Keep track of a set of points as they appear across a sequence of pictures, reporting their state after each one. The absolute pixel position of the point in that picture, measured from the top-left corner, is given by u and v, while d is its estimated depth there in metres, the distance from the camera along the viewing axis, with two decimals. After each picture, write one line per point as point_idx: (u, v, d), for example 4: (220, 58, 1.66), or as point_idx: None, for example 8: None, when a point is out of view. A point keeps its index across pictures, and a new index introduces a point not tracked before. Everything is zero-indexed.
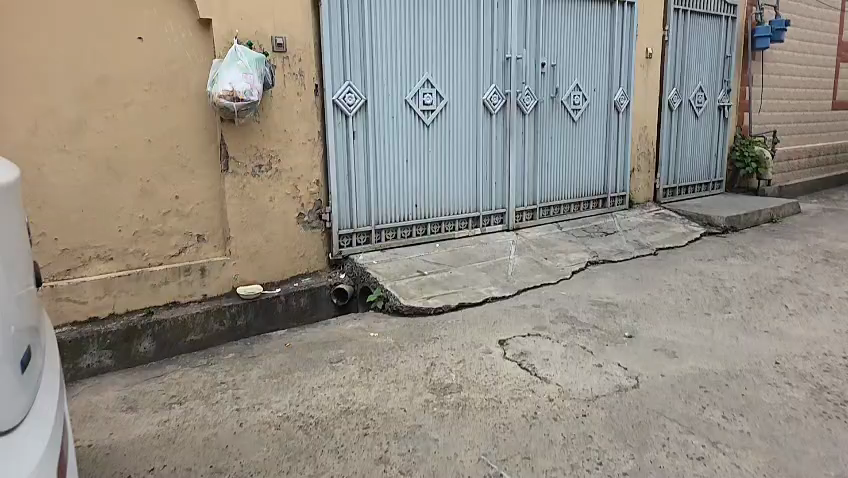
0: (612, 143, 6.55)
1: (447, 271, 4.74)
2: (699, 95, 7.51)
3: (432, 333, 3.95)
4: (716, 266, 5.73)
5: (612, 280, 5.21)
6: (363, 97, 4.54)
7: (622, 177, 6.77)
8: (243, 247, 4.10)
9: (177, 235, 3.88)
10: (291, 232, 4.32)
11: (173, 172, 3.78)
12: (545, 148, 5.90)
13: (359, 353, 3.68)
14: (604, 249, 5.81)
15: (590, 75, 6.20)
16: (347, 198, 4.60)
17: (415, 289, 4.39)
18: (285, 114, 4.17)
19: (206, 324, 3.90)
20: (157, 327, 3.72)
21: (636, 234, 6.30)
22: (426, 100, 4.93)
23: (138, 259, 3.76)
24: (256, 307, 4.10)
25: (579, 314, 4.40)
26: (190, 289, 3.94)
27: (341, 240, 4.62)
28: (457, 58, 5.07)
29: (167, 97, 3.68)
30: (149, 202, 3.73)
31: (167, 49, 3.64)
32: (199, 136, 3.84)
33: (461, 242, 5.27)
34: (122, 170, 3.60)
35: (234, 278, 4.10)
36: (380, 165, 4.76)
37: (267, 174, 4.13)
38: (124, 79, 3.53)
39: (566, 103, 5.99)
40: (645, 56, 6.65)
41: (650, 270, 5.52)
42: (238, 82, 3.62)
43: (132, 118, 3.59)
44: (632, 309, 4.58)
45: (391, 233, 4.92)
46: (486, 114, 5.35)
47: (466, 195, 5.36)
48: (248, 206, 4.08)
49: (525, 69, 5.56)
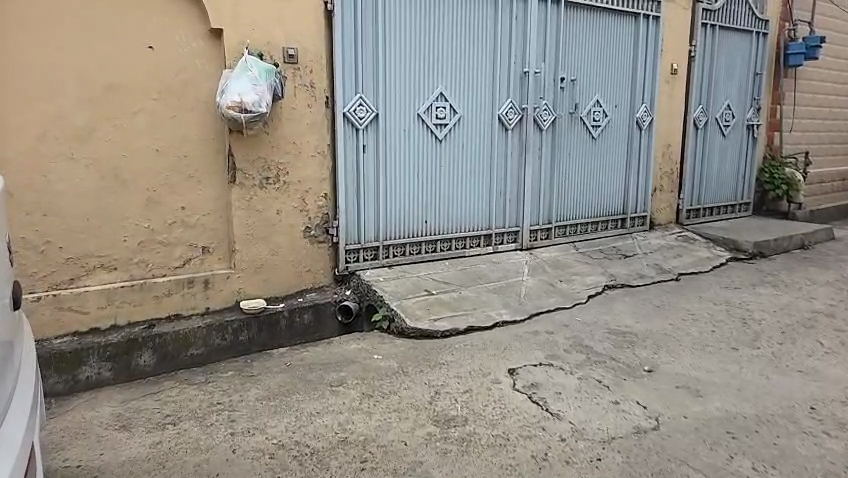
0: (633, 162, 6.33)
1: (456, 291, 4.57)
2: (727, 113, 7.23)
3: (438, 358, 3.77)
4: (742, 295, 5.44)
5: (631, 306, 4.97)
6: (374, 110, 4.43)
7: (643, 197, 6.52)
8: (248, 260, 3.99)
9: (182, 246, 3.76)
10: (297, 246, 4.21)
11: (180, 181, 3.69)
12: (562, 166, 5.71)
13: (361, 377, 3.48)
14: (623, 273, 5.58)
15: (612, 91, 6.00)
16: (355, 213, 4.48)
17: (423, 310, 4.23)
18: (296, 124, 4.07)
19: (209, 338, 3.75)
20: (158, 340, 3.58)
21: (657, 257, 6.04)
22: (439, 114, 4.80)
23: (142, 270, 3.65)
24: (259, 322, 3.95)
25: (595, 343, 4.19)
26: (193, 301, 3.82)
27: (348, 255, 4.50)
28: (473, 71, 4.93)
29: (177, 106, 3.61)
30: (155, 212, 3.64)
31: (179, 57, 3.57)
32: (208, 145, 3.75)
33: (473, 260, 5.10)
34: (129, 179, 3.53)
35: (238, 292, 3.98)
36: (390, 180, 4.64)
37: (275, 186, 4.03)
38: (134, 87, 3.47)
39: (586, 119, 5.79)
40: (671, 72, 6.42)
41: (672, 297, 5.26)
42: (246, 92, 3.54)
43: (140, 126, 3.52)
44: (652, 341, 4.34)
45: (399, 250, 4.78)
46: (501, 129, 5.20)
47: (479, 212, 5.20)
48: (255, 218, 3.98)
49: (544, 83, 5.39)
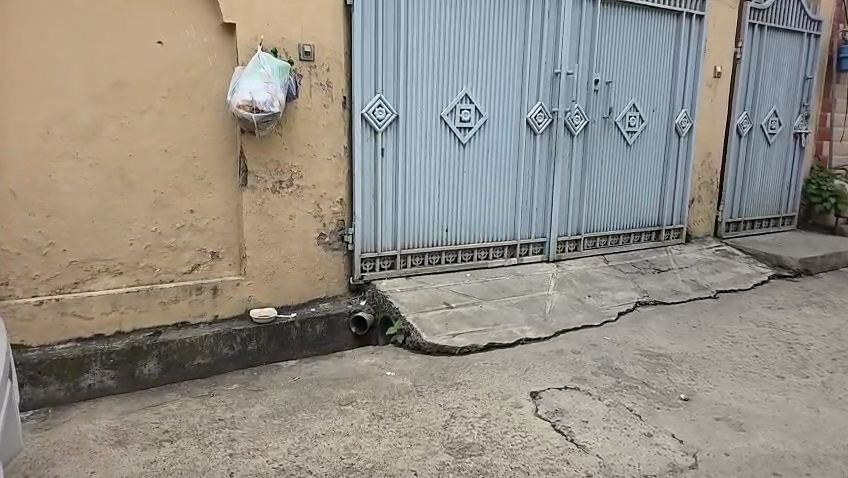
0: (670, 170, 5.97)
1: (477, 304, 4.31)
2: (773, 120, 6.79)
3: (455, 377, 3.49)
4: (788, 316, 5.01)
5: (664, 325, 4.62)
6: (394, 111, 4.24)
7: (679, 208, 6.15)
8: (259, 267, 3.86)
9: (191, 251, 3.65)
10: (310, 253, 4.05)
11: (189, 183, 3.59)
12: (593, 173, 5.40)
13: (372, 396, 3.21)
14: (656, 289, 5.23)
15: (650, 95, 5.66)
16: (371, 220, 4.29)
17: (441, 324, 3.98)
18: (311, 126, 3.92)
19: (216, 347, 3.62)
20: (163, 348, 3.45)
21: (694, 272, 5.67)
22: (463, 116, 4.58)
23: (149, 275, 3.54)
24: (269, 332, 3.80)
25: (626, 366, 3.87)
26: (201, 308, 3.69)
27: (363, 264, 4.31)
28: (501, 72, 4.69)
29: (187, 106, 3.50)
30: (163, 215, 3.53)
31: (190, 55, 3.47)
32: (218, 147, 3.64)
33: (495, 272, 4.84)
34: (137, 180, 3.42)
35: (248, 300, 3.84)
36: (410, 186, 4.43)
37: (288, 190, 3.89)
38: (144, 86, 3.37)
39: (621, 124, 5.47)
40: (713, 75, 6.03)
41: (709, 317, 4.89)
42: (258, 92, 3.40)
43: (149, 126, 3.41)
44: (688, 365, 3.99)
45: (418, 259, 4.57)
46: (529, 133, 4.93)
47: (503, 221, 4.94)
48: (266, 224, 3.84)
49: (577, 85, 5.10)
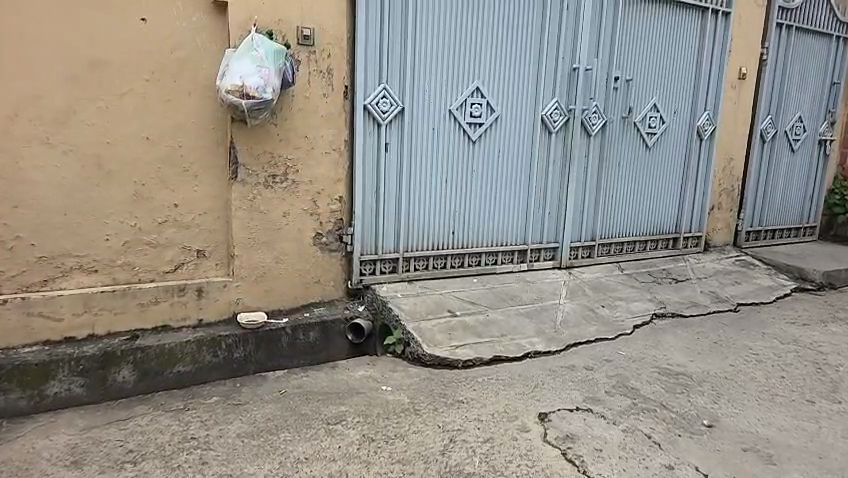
0: (690, 175, 5.64)
1: (483, 314, 3.99)
2: (798, 125, 6.44)
3: (456, 394, 3.14)
4: (814, 334, 4.58)
5: (683, 341, 4.21)
6: (399, 103, 3.93)
7: (699, 215, 5.82)
8: (249, 267, 3.58)
9: (174, 249, 3.39)
10: (305, 254, 3.76)
11: (173, 175, 3.32)
12: (610, 176, 5.08)
13: (364, 414, 2.88)
14: (674, 300, 4.88)
15: (671, 95, 5.34)
16: (372, 219, 4.00)
17: (444, 334, 3.66)
18: (308, 116, 3.62)
19: (198, 354, 3.33)
20: (139, 354, 3.17)
21: (713, 283, 5.32)
22: (474, 111, 4.27)
23: (127, 274, 3.29)
24: (257, 338, 3.51)
25: (643, 385, 3.46)
26: (184, 312, 3.43)
27: (363, 267, 4.02)
28: (515, 65, 4.37)
29: (173, 90, 3.23)
30: (143, 209, 3.28)
31: (176, 35, 3.19)
32: (206, 136, 3.37)
33: (503, 279, 4.53)
34: (115, 170, 3.17)
35: (236, 303, 3.58)
36: (415, 184, 4.13)
37: (283, 186, 3.60)
38: (124, 66, 3.10)
39: (640, 124, 5.15)
40: (739, 76, 5.69)
41: (730, 332, 4.47)
42: (250, 76, 3.11)
43: (129, 111, 3.15)
44: (710, 386, 3.57)
45: (421, 263, 4.26)
46: (544, 131, 4.62)
47: (514, 224, 4.63)
48: (258, 221, 3.56)
49: (595, 82, 4.78)
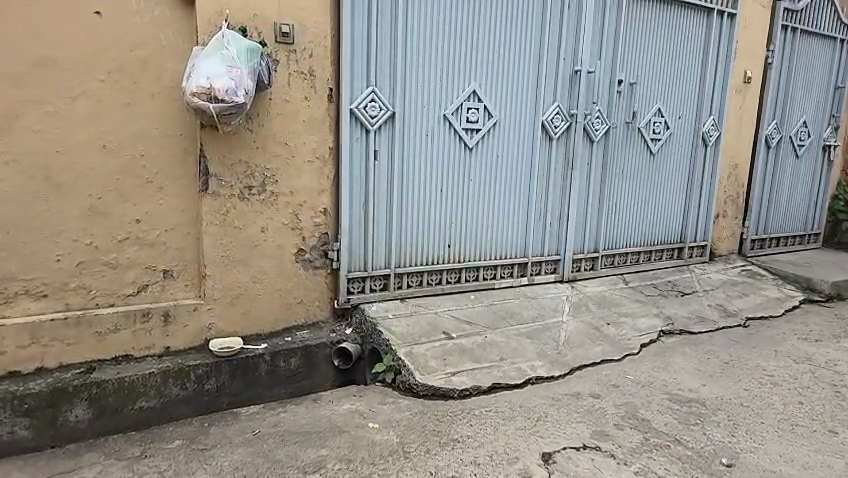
0: (695, 183, 5.38)
1: (481, 335, 3.60)
2: (803, 131, 6.20)
3: (450, 431, 2.78)
4: (827, 351, 4.12)
5: (693, 361, 3.75)
6: (390, 107, 3.61)
7: (704, 224, 5.55)
8: (223, 288, 3.24)
9: (136, 269, 3.09)
10: (285, 272, 3.41)
11: (134, 187, 3.02)
12: (613, 185, 4.80)
13: (347, 460, 2.54)
14: (681, 315, 4.46)
15: (676, 99, 5.07)
16: (361, 233, 3.67)
17: (438, 360, 3.29)
18: (288, 122, 3.28)
19: (163, 387, 3.01)
20: (95, 390, 2.86)
21: (721, 296, 4.93)
22: (470, 116, 3.96)
23: (82, 298, 2.99)
24: (231, 367, 3.18)
25: (653, 416, 3.02)
26: (148, 340, 3.11)
27: (351, 285, 3.67)
28: (513, 67, 4.08)
29: (133, 92, 2.95)
30: (100, 225, 2.97)
31: (137, 32, 2.92)
32: (172, 143, 3.07)
33: (503, 295, 4.19)
34: (67, 183, 2.87)
35: (208, 328, 3.24)
36: (407, 194, 3.81)
37: (259, 198, 3.26)
38: (76, 67, 2.82)
39: (644, 130, 4.88)
40: (744, 80, 5.45)
41: (742, 350, 3.99)
42: (219, 76, 2.80)
43: (83, 116, 2.86)
44: (726, 415, 3.07)
45: (415, 279, 3.93)
46: (544, 138, 4.32)
47: (514, 235, 4.33)
48: (232, 238, 3.23)
49: (598, 86, 4.50)
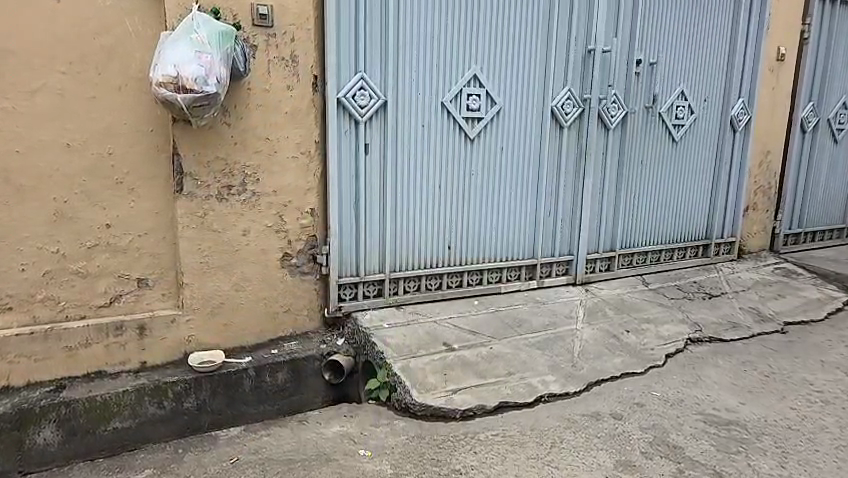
0: (722, 173, 4.96)
1: (486, 346, 3.29)
2: (842, 113, 5.69)
3: (455, 461, 2.48)
4: None
5: (727, 374, 3.38)
6: (381, 96, 3.31)
7: (732, 217, 5.12)
8: (203, 298, 3.01)
9: (108, 278, 2.84)
10: (271, 280, 3.17)
11: (103, 189, 2.77)
12: (632, 176, 4.42)
13: None
14: (708, 320, 4.08)
15: (700, 81, 4.65)
16: (352, 235, 3.39)
17: (439, 375, 2.99)
18: (269, 114, 3.02)
19: (139, 407, 2.77)
20: (63, 410, 2.63)
21: (752, 297, 4.52)
22: (471, 103, 3.63)
23: (50, 311, 2.75)
24: (212, 383, 2.94)
25: (687, 442, 2.67)
26: (123, 355, 2.87)
27: (342, 291, 3.41)
28: (519, 48, 3.72)
29: (98, 86, 2.70)
30: (67, 232, 2.73)
31: (100, 18, 2.66)
32: (143, 141, 2.82)
33: (511, 300, 3.87)
34: (28, 186, 2.63)
35: (188, 341, 3.00)
36: (402, 191, 3.51)
37: (240, 199, 3.02)
38: (35, 59, 2.57)
39: (666, 115, 4.48)
40: (777, 58, 4.98)
41: (781, 361, 3.61)
42: (187, 64, 2.54)
43: (44, 113, 2.62)
44: (772, 441, 2.71)
45: (412, 284, 3.64)
46: (554, 126, 3.97)
47: (521, 235, 3.99)
48: (212, 243, 2.99)
49: (614, 66, 4.12)
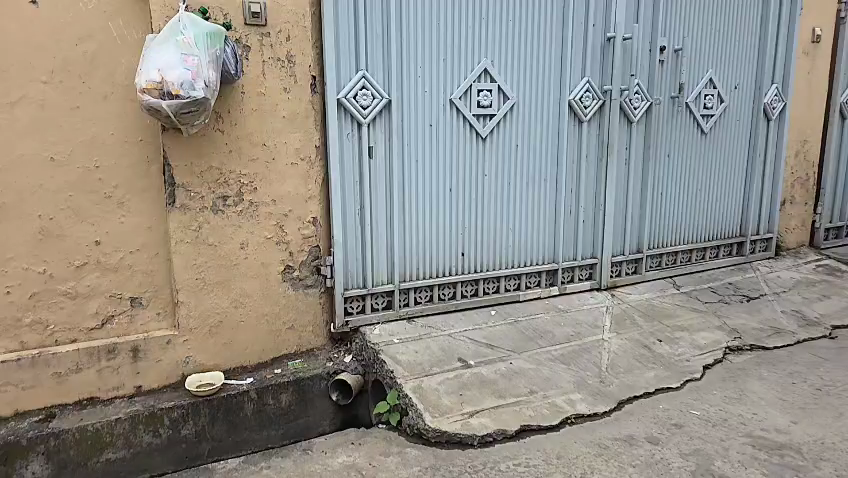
0: (756, 165, 4.61)
1: (505, 362, 3.04)
2: None
3: None
4: None
5: (773, 388, 3.07)
6: (385, 95, 3.08)
7: (768, 212, 4.76)
8: (200, 317, 2.82)
9: (99, 299, 2.67)
10: (272, 295, 2.97)
11: (90, 204, 2.60)
12: (657, 172, 4.11)
13: None
14: (748, 325, 3.75)
15: (730, 66, 4.31)
16: (358, 244, 3.18)
17: (454, 397, 2.74)
18: (264, 119, 2.82)
19: (133, 436, 2.59)
20: (53, 442, 2.46)
21: (794, 299, 4.17)
22: (482, 99, 3.38)
23: (39, 335, 2.59)
24: (211, 408, 2.74)
25: (735, 471, 2.38)
26: (117, 379, 2.70)
27: (349, 304, 3.20)
28: (533, 38, 3.46)
29: (82, 94, 2.53)
30: (54, 251, 2.57)
31: (82, 22, 2.49)
32: (132, 151, 2.64)
33: (530, 309, 3.61)
34: (12, 204, 2.48)
35: (185, 363, 2.82)
36: (410, 196, 3.28)
37: (237, 210, 2.83)
38: (14, 68, 2.41)
39: (694, 105, 4.16)
40: (812, 40, 4.61)
41: (833, 371, 3.27)
42: (172, 68, 2.35)
43: (25, 125, 2.46)
44: (832, 467, 2.40)
45: (424, 295, 3.41)
46: (573, 121, 3.69)
47: (540, 238, 3.72)
48: (208, 257, 2.80)
49: (636, 55, 3.82)
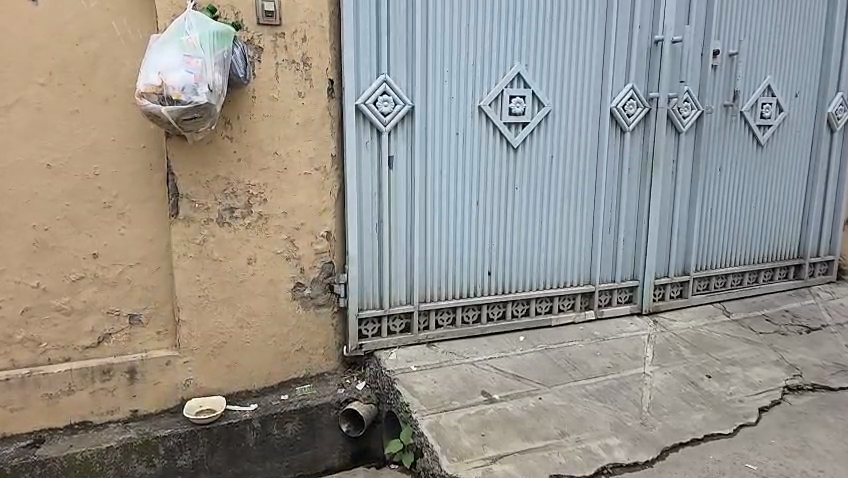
0: (818, 180, 4.16)
1: (534, 397, 2.73)
2: None
3: None
4: None
5: (844, 440, 2.69)
6: (407, 101, 2.84)
7: (830, 232, 4.29)
8: (202, 337, 2.61)
9: (96, 315, 2.49)
10: (281, 314, 2.74)
11: (88, 214, 2.43)
12: (707, 187, 3.73)
13: None
14: (811, 361, 3.33)
15: (791, 72, 3.90)
16: (375, 262, 2.93)
17: (475, 437, 2.45)
18: (275, 125, 2.60)
19: (125, 466, 2.41)
20: (39, 470, 2.30)
21: None
22: (514, 106, 3.09)
23: (31, 353, 2.43)
24: (211, 437, 2.53)
25: None
26: (112, 402, 2.52)
27: (364, 326, 2.95)
28: (571, 41, 3.16)
29: (83, 98, 2.36)
30: (49, 263, 2.40)
31: (84, 21, 2.33)
32: (134, 158, 2.46)
33: (563, 335, 3.28)
34: (6, 213, 2.33)
35: (185, 386, 2.62)
36: (433, 210, 3.02)
37: (244, 223, 2.61)
38: (10, 70, 2.26)
39: (749, 114, 3.77)
40: None
41: None
42: (172, 70, 2.15)
43: (21, 130, 2.30)
44: None
45: (446, 317, 3.13)
46: (614, 130, 3.37)
47: (575, 257, 3.40)
48: (213, 273, 2.59)
49: (687, 60, 3.46)
